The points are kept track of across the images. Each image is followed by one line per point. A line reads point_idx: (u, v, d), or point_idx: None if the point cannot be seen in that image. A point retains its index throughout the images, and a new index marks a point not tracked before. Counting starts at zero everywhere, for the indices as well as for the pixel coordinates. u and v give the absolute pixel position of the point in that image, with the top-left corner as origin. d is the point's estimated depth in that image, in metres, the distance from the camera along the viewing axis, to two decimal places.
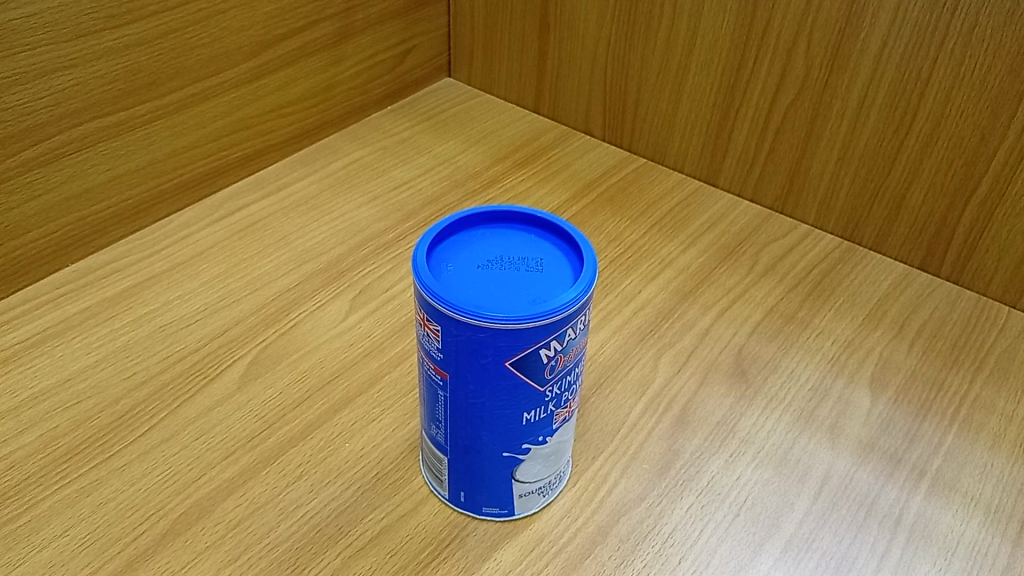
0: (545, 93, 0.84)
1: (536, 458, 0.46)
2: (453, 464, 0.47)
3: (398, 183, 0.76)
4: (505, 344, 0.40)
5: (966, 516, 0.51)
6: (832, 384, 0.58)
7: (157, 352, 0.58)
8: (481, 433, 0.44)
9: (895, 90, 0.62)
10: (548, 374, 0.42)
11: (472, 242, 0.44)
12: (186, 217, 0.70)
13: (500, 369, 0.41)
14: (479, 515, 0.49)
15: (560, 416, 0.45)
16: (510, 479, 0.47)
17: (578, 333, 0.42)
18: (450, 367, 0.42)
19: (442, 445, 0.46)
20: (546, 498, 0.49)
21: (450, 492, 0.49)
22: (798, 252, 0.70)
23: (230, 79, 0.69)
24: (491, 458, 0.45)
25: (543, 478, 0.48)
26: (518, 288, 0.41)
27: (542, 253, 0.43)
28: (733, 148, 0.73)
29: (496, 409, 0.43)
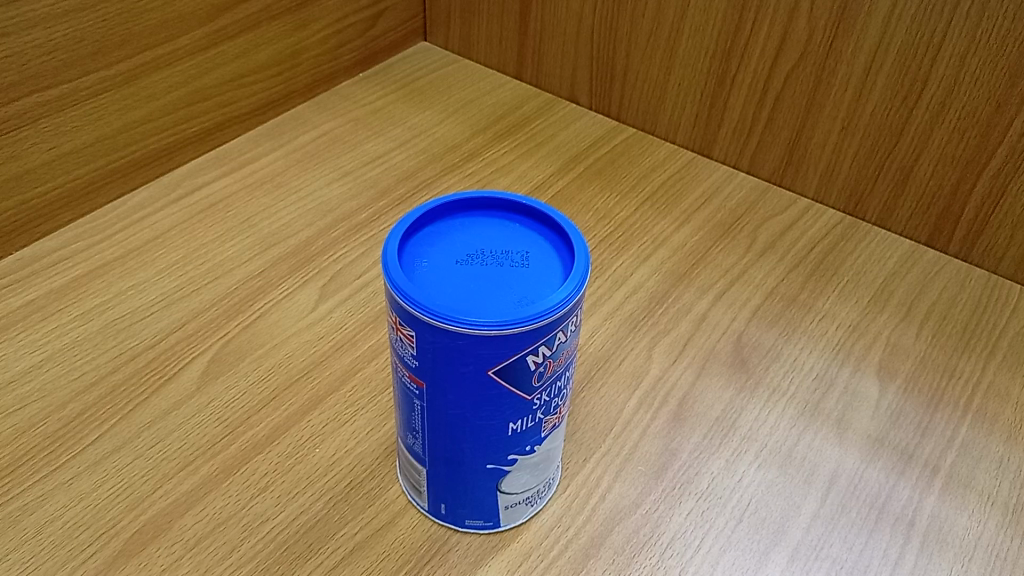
0: (527, 57, 0.78)
1: (524, 469, 0.42)
2: (433, 476, 0.43)
3: (371, 157, 0.71)
4: (488, 352, 0.35)
5: (982, 517, 0.47)
6: (838, 372, 0.55)
7: (108, 350, 0.53)
8: (462, 444, 0.40)
9: (905, 55, 0.58)
10: (536, 382, 0.38)
11: (448, 233, 0.39)
12: (140, 198, 0.65)
13: (483, 378, 0.37)
14: (461, 527, 0.45)
15: (549, 424, 0.41)
16: (495, 491, 0.43)
17: (570, 336, 0.38)
18: (427, 375, 0.38)
19: (419, 455, 0.42)
20: (534, 508, 0.46)
21: (430, 504, 0.45)
22: (799, 228, 0.66)
23: (184, 47, 0.63)
24: (475, 471, 0.41)
25: (531, 488, 0.44)
26: (502, 286, 0.36)
27: (528, 245, 0.39)
28: (728, 118, 0.69)
29: (478, 420, 0.39)
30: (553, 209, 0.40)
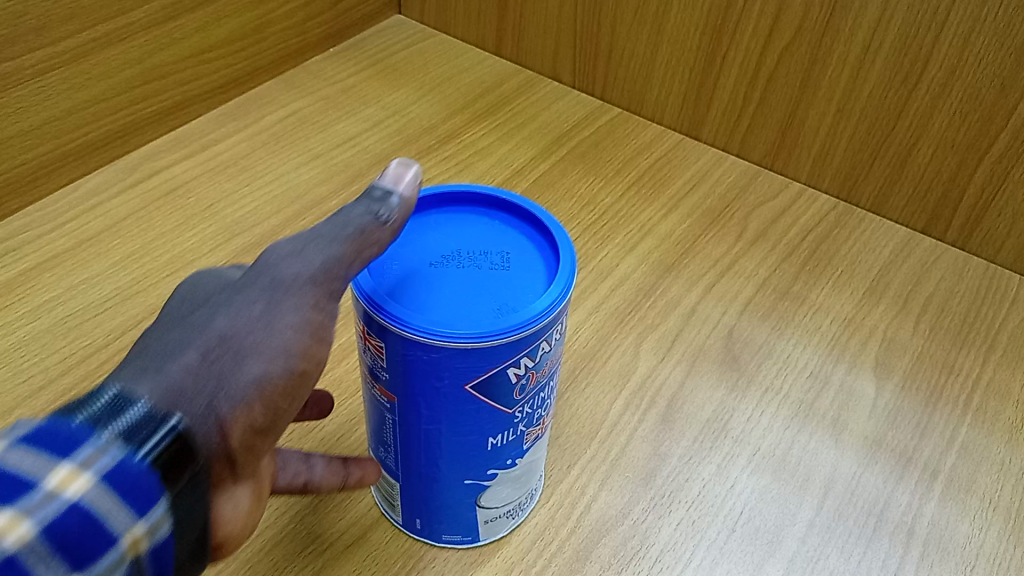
0: (508, 32, 0.74)
1: (504, 484, 0.40)
2: (407, 491, 0.40)
3: (342, 139, 0.67)
4: (464, 366, 0.33)
5: (984, 524, 0.45)
6: (833, 370, 0.52)
7: (58, 351, 0.50)
8: (438, 460, 0.37)
9: (905, 34, 0.54)
10: (516, 395, 0.35)
11: (421, 230, 0.36)
12: (94, 184, 0.61)
13: (459, 393, 0.34)
14: (438, 541, 0.42)
15: (531, 436, 0.38)
16: (474, 507, 0.40)
17: (553, 345, 0.35)
18: (398, 389, 0.35)
19: (392, 470, 0.39)
20: (515, 520, 0.43)
21: (405, 518, 0.42)
22: (791, 215, 0.63)
23: (138, 21, 0.58)
24: (452, 487, 0.39)
25: (512, 502, 0.41)
26: (480, 291, 0.33)
27: (509, 245, 0.36)
28: (718, 99, 0.65)
29: (455, 436, 0.36)
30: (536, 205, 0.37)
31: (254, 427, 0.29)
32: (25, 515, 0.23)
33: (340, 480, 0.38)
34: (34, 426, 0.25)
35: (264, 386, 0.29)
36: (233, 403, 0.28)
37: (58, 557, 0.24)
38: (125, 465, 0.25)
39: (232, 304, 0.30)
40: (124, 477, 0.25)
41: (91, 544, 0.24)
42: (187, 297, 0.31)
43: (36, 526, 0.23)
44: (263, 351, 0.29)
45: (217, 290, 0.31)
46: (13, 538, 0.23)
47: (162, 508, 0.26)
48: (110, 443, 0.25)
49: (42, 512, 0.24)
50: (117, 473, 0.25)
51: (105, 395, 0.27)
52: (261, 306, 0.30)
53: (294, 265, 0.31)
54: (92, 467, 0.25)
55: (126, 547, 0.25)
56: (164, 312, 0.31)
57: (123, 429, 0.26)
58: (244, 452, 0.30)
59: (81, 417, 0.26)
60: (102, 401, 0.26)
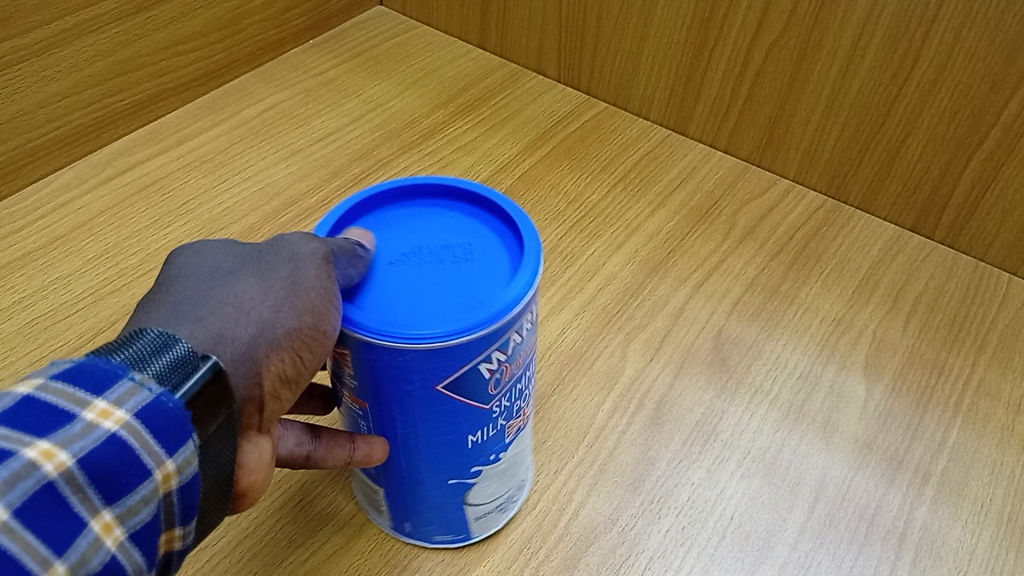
0: (491, 25, 0.73)
1: (489, 480, 0.38)
2: (391, 495, 0.39)
3: (322, 133, 0.65)
4: (432, 368, 0.31)
5: (976, 528, 0.45)
6: (823, 371, 0.52)
7: (27, 354, 0.48)
8: (419, 462, 0.36)
9: (896, 29, 0.53)
10: (492, 390, 0.34)
11: (381, 229, 0.36)
12: (65, 179, 0.59)
13: (432, 395, 0.33)
14: (428, 541, 0.42)
15: (511, 429, 0.37)
16: (461, 506, 0.39)
17: (524, 336, 0.34)
18: (368, 395, 0.33)
19: (374, 476, 0.38)
20: (506, 514, 0.42)
21: (391, 520, 0.41)
22: (780, 212, 0.62)
23: (110, 11, 0.56)
24: (434, 488, 0.37)
25: (500, 496, 0.40)
26: (444, 287, 0.32)
27: (471, 237, 0.35)
28: (705, 94, 0.64)
29: (431, 438, 0.35)
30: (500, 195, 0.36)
31: (282, 377, 0.30)
32: (63, 444, 0.23)
33: (344, 455, 0.35)
34: (69, 361, 0.25)
35: (291, 340, 0.29)
36: (263, 352, 0.29)
37: (92, 488, 0.23)
38: (162, 400, 0.24)
39: (256, 264, 0.30)
40: (159, 414, 0.24)
41: (125, 479, 0.24)
42: (210, 252, 0.30)
43: (73, 456, 0.23)
44: (292, 305, 0.29)
45: (230, 258, 0.30)
46: (51, 468, 0.22)
47: (194, 445, 0.25)
48: (147, 376, 0.25)
49: (79, 442, 0.23)
50: (153, 408, 0.24)
51: (145, 332, 0.26)
52: (286, 267, 0.30)
53: (304, 244, 0.31)
54: (129, 400, 0.24)
55: (159, 482, 0.25)
56: (182, 262, 0.30)
57: (163, 365, 0.25)
58: (269, 401, 0.30)
59: (118, 354, 0.25)
60: (140, 339, 0.26)
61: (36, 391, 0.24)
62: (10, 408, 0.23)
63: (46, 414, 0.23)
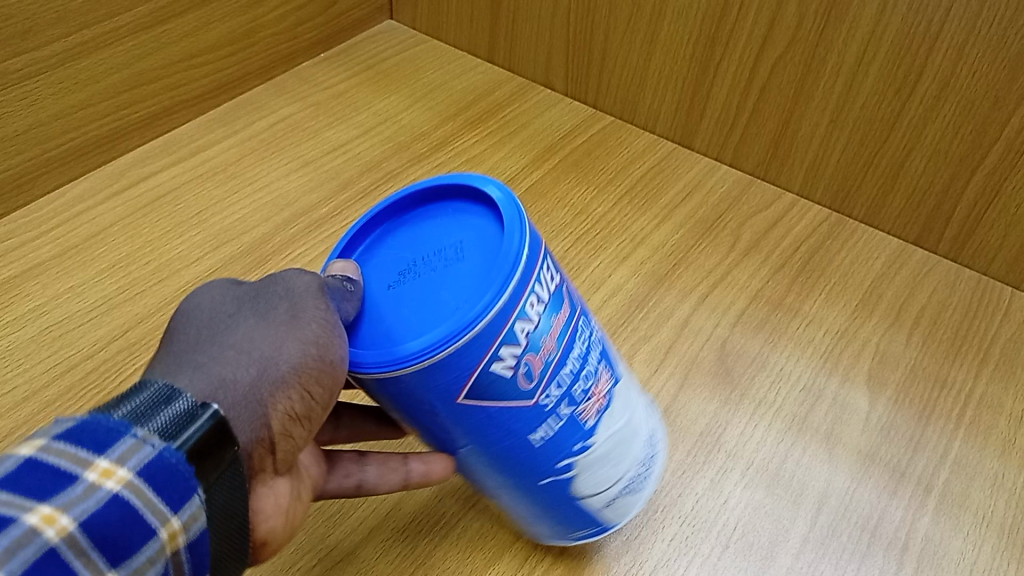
0: (500, 39, 0.74)
1: (591, 468, 0.38)
2: (507, 507, 0.40)
3: (332, 145, 0.66)
4: (441, 385, 0.32)
5: (978, 540, 0.45)
6: (826, 383, 0.52)
7: (42, 360, 0.49)
8: (500, 473, 0.37)
9: (899, 45, 0.54)
10: (529, 386, 0.34)
11: (386, 253, 0.37)
12: (80, 189, 0.60)
13: (460, 408, 0.33)
14: (569, 538, 0.42)
15: (589, 413, 0.37)
16: (580, 500, 0.39)
17: (539, 320, 0.33)
18: (406, 422, 0.35)
19: (482, 493, 0.39)
20: (641, 496, 0.41)
21: (531, 525, 0.41)
22: (784, 226, 0.63)
23: (126, 25, 0.57)
24: (537, 491, 0.38)
25: (621, 480, 0.39)
26: (436, 294, 0.34)
27: (462, 232, 0.36)
28: (711, 108, 0.65)
29: (501, 449, 0.35)
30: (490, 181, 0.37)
31: (293, 415, 0.32)
32: (65, 507, 0.24)
33: (400, 481, 0.40)
34: (70, 421, 0.26)
35: (299, 375, 0.31)
36: (273, 390, 0.31)
37: (96, 551, 0.24)
38: (163, 455, 0.26)
39: (256, 310, 0.33)
40: (162, 470, 0.26)
41: (128, 540, 0.25)
42: (207, 302, 0.33)
43: (74, 520, 0.24)
44: (295, 341, 0.32)
45: (234, 305, 0.33)
46: (51, 533, 0.23)
47: (199, 500, 0.27)
48: (150, 433, 0.26)
49: (81, 504, 0.24)
50: (157, 462, 0.26)
51: (148, 388, 0.28)
52: (283, 308, 0.33)
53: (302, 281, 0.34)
54: (130, 459, 0.25)
55: (165, 541, 0.26)
56: (185, 317, 0.32)
57: (164, 421, 0.27)
58: (285, 438, 0.32)
59: (119, 412, 0.27)
60: (142, 396, 0.28)
61: (38, 452, 0.25)
62: (17, 474, 0.24)
63: (50, 476, 0.25)
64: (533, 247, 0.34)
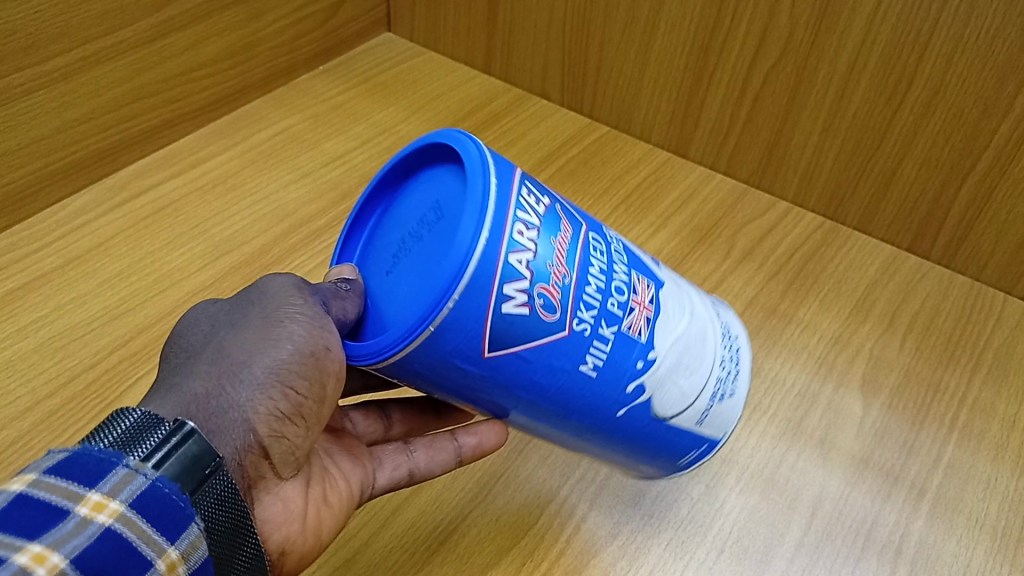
0: (497, 51, 0.75)
1: (666, 383, 0.38)
2: (605, 453, 0.41)
3: (331, 156, 0.67)
4: (457, 346, 0.31)
5: (971, 543, 0.46)
6: (820, 388, 0.53)
7: (44, 372, 0.50)
8: (574, 420, 0.37)
9: (889, 55, 0.54)
10: (556, 317, 0.33)
11: (379, 238, 0.37)
12: (82, 202, 0.61)
13: (493, 363, 0.33)
14: (682, 468, 0.44)
15: (638, 327, 0.36)
16: (666, 418, 0.39)
17: (536, 246, 0.32)
18: (451, 396, 0.35)
19: (577, 449, 0.40)
20: (726, 402, 0.42)
21: (644, 465, 0.43)
22: (778, 233, 0.63)
23: (127, 39, 0.58)
24: (621, 427, 0.38)
25: (699, 388, 0.40)
26: (428, 261, 0.33)
27: (438, 192, 0.35)
28: (705, 117, 0.66)
29: (561, 395, 0.35)
30: (450, 132, 0.35)
31: (278, 413, 0.32)
32: (59, 543, 0.25)
33: (455, 458, 0.43)
34: (59, 454, 0.27)
35: (275, 374, 0.31)
36: (249, 394, 0.31)
37: None
38: (157, 485, 0.27)
39: (235, 319, 0.33)
40: (156, 501, 0.27)
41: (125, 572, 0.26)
42: (199, 322, 0.35)
43: (66, 556, 0.25)
44: (268, 342, 0.32)
45: (213, 325, 0.34)
46: (44, 570, 0.24)
47: (197, 529, 0.28)
48: (142, 463, 0.27)
49: (75, 538, 0.25)
50: (149, 493, 0.27)
51: (128, 412, 0.29)
52: (257, 312, 0.33)
53: (275, 286, 0.34)
54: (123, 491, 0.27)
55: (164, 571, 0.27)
56: (182, 340, 0.34)
57: (156, 451, 0.28)
58: (277, 440, 0.32)
59: (105, 441, 0.28)
60: (125, 421, 0.29)
61: (29, 488, 0.26)
62: (11, 511, 0.26)
63: (42, 511, 0.26)
64: (501, 182, 0.32)
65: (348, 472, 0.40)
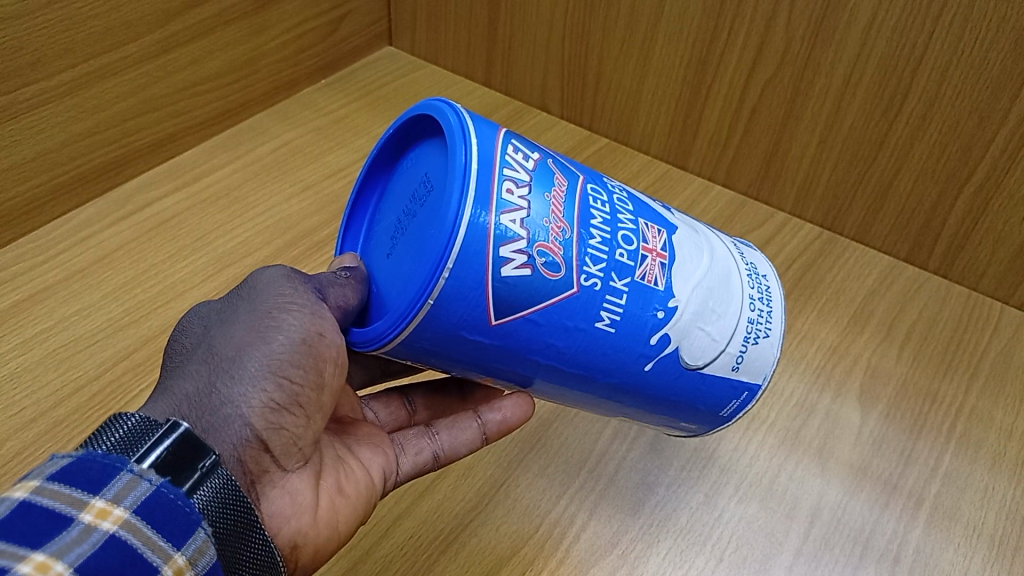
0: (497, 64, 0.76)
1: (692, 330, 0.37)
2: (644, 412, 0.40)
3: (333, 169, 0.67)
4: (463, 317, 0.32)
5: (969, 552, 0.46)
6: (818, 398, 0.53)
7: (48, 383, 0.51)
8: (602, 381, 0.37)
9: (884, 68, 0.55)
10: (562, 274, 0.33)
11: (382, 217, 0.39)
12: (86, 215, 0.61)
13: (504, 329, 0.33)
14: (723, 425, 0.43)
15: (653, 276, 0.36)
16: (700, 368, 0.38)
17: (529, 204, 0.33)
18: (475, 368, 0.36)
19: (614, 413, 0.41)
20: (767, 344, 0.40)
21: (684, 423, 0.42)
22: (777, 243, 0.64)
23: (131, 55, 0.58)
24: (653, 382, 0.38)
25: (731, 332, 0.39)
26: (420, 235, 0.34)
27: (425, 165, 0.36)
28: (704, 129, 0.66)
29: (581, 355, 0.35)
30: (430, 103, 0.36)
31: (274, 404, 0.32)
32: (62, 551, 0.25)
33: (479, 435, 0.44)
34: (63, 459, 0.28)
35: (268, 365, 0.32)
36: (243, 387, 0.32)
37: None
38: (163, 490, 0.28)
39: (223, 319, 0.34)
40: (161, 506, 0.28)
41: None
42: (187, 327, 0.35)
43: (70, 565, 0.25)
44: (258, 335, 0.33)
45: (201, 330, 0.34)
46: None
47: (204, 534, 0.28)
48: (146, 469, 0.28)
49: (80, 545, 0.26)
50: (153, 499, 0.28)
51: (126, 416, 0.29)
52: (246, 308, 0.34)
53: (262, 283, 0.35)
54: (127, 497, 0.27)
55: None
56: (173, 347, 0.35)
57: (160, 457, 0.28)
58: (276, 432, 0.33)
59: (106, 445, 0.28)
60: (123, 424, 0.29)
61: (32, 495, 0.26)
62: (15, 519, 0.26)
63: (45, 519, 0.26)
64: (482, 143, 0.32)
65: (366, 462, 0.41)
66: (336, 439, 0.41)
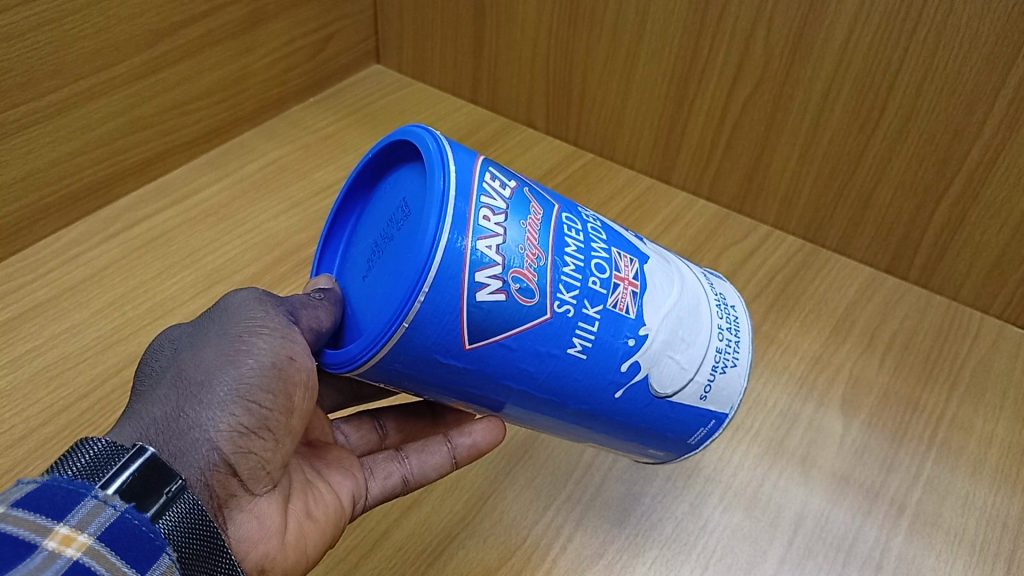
0: (483, 82, 0.77)
1: (662, 358, 0.38)
2: (614, 439, 0.41)
3: (322, 186, 0.68)
4: (436, 341, 0.33)
5: (950, 558, 0.47)
6: (801, 408, 0.54)
7: (38, 401, 0.51)
8: (571, 408, 0.38)
9: (861, 83, 0.56)
10: (535, 301, 0.34)
11: (359, 240, 0.39)
12: (76, 233, 0.62)
13: (476, 355, 0.34)
14: (693, 449, 0.43)
15: (625, 303, 0.37)
16: (669, 395, 0.39)
17: (505, 231, 0.33)
18: (447, 393, 0.36)
19: (583, 438, 0.41)
20: (734, 375, 0.41)
21: (653, 449, 0.43)
22: (761, 256, 0.65)
23: (120, 75, 0.59)
24: (623, 409, 0.38)
25: (700, 362, 0.40)
26: (397, 259, 0.34)
27: (404, 190, 0.37)
28: (687, 144, 0.67)
29: (551, 380, 0.36)
30: (409, 127, 0.37)
31: (243, 428, 0.33)
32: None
33: (450, 461, 0.45)
34: (28, 485, 0.28)
35: (237, 389, 0.33)
36: (212, 412, 0.32)
37: None
38: (128, 516, 0.28)
39: (194, 342, 0.35)
40: (126, 532, 0.28)
41: None
42: (158, 350, 0.36)
43: None
44: (227, 359, 0.33)
45: (171, 353, 0.35)
46: None
47: (170, 559, 0.29)
48: (110, 495, 0.28)
49: (46, 571, 0.26)
50: (118, 525, 0.28)
51: (91, 441, 0.30)
52: (216, 331, 0.35)
53: (233, 306, 0.36)
54: (91, 524, 0.27)
55: None
56: (143, 369, 0.35)
57: (125, 483, 0.29)
58: (243, 456, 0.33)
59: (70, 471, 0.29)
60: (88, 450, 0.29)
61: None
62: None
63: (10, 544, 0.26)
64: (460, 170, 0.33)
65: (336, 485, 0.41)
66: (305, 462, 0.42)
